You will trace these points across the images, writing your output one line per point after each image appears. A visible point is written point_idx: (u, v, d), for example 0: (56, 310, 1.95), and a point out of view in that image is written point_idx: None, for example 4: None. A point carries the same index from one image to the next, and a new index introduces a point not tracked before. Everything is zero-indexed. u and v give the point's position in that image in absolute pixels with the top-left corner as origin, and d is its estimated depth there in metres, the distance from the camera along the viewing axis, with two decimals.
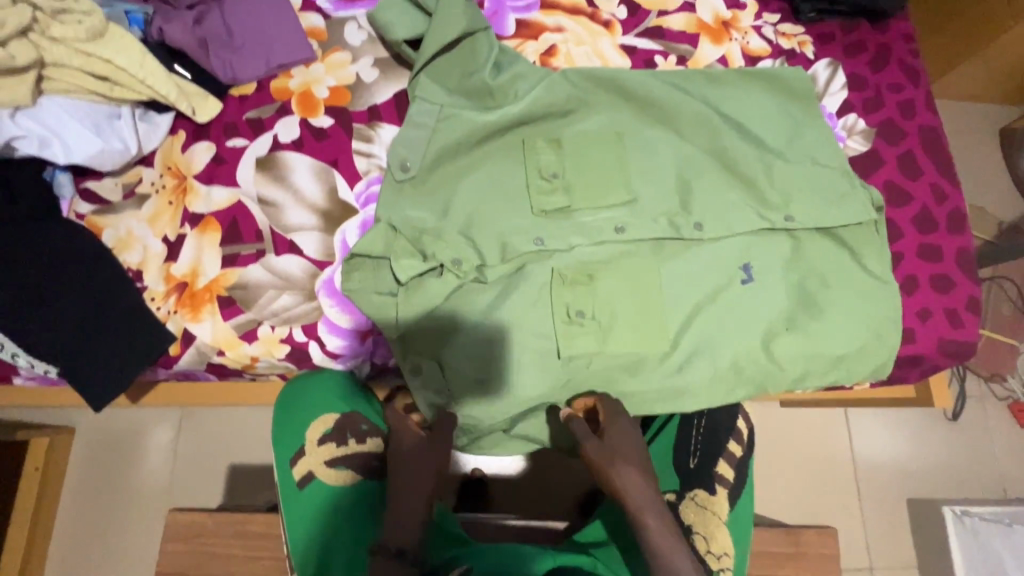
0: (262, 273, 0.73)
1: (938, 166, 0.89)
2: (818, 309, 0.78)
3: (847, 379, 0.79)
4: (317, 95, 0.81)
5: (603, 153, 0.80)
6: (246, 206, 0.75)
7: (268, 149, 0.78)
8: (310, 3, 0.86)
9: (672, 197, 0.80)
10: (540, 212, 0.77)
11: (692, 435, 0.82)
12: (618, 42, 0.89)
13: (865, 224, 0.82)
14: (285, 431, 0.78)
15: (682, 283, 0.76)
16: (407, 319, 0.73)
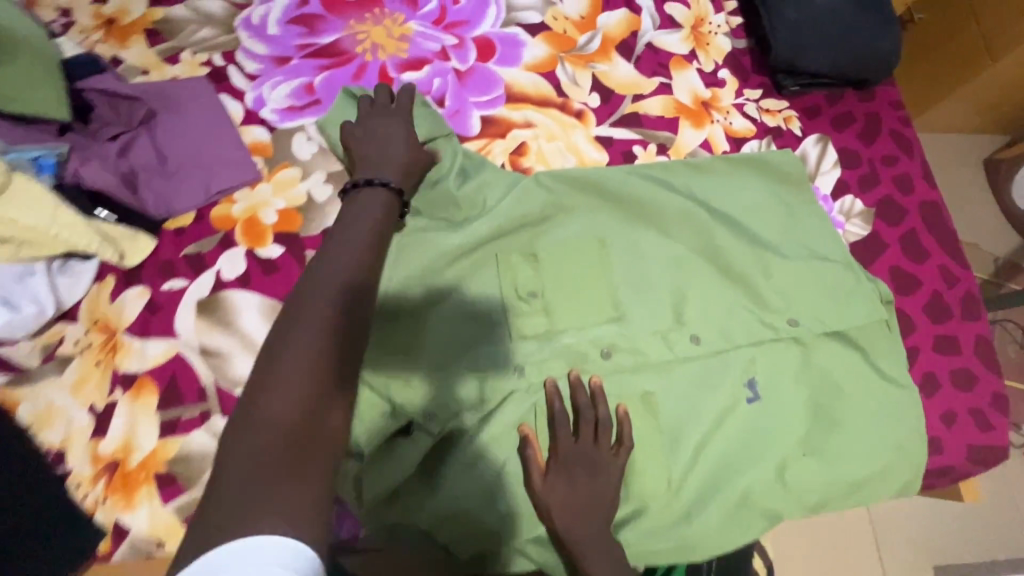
0: (208, 439, 0.64)
1: (943, 245, 0.83)
2: (836, 424, 0.70)
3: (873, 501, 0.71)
4: (263, 220, 0.73)
5: (586, 265, 0.73)
6: (187, 359, 0.66)
7: (210, 290, 0.69)
8: (253, 115, 0.78)
9: (663, 308, 0.73)
10: (519, 337, 0.69)
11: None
12: (592, 134, 0.83)
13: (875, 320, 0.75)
14: None
15: (684, 408, 0.69)
16: (376, 485, 0.64)
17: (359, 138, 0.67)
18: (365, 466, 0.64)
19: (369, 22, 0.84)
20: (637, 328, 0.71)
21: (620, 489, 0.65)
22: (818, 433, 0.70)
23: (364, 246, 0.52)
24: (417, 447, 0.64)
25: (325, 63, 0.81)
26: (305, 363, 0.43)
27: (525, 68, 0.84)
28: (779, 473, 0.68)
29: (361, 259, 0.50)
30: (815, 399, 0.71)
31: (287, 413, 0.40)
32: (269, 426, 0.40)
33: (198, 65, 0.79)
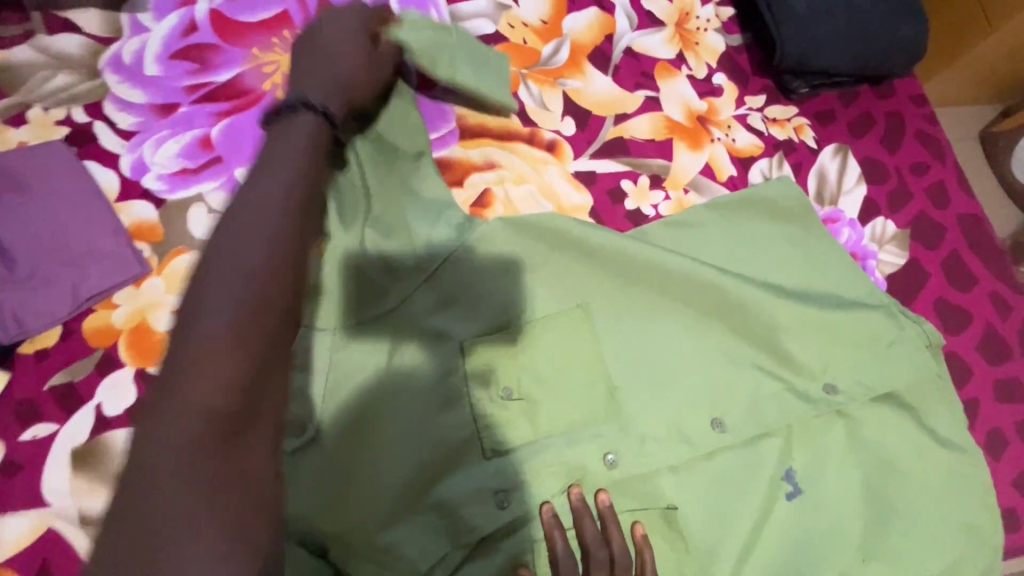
0: None
1: (991, 266, 0.71)
2: (897, 513, 0.58)
3: None
4: (156, 328, 0.56)
5: (572, 348, 0.58)
6: (63, 535, 0.50)
7: (89, 432, 0.52)
8: (133, 185, 0.60)
9: (675, 389, 0.59)
10: (493, 451, 0.54)
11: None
12: (569, 169, 0.67)
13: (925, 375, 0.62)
14: None
15: (715, 518, 0.55)
16: None
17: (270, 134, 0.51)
18: None
19: (278, 49, 0.66)
20: (645, 421, 0.57)
21: None
22: (876, 525, 0.57)
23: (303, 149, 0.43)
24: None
25: (224, 107, 0.63)
26: (262, 224, 0.38)
27: None
28: None
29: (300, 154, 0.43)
30: (867, 485, 0.58)
31: (242, 296, 0.35)
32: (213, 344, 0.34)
33: (54, 124, 0.61)
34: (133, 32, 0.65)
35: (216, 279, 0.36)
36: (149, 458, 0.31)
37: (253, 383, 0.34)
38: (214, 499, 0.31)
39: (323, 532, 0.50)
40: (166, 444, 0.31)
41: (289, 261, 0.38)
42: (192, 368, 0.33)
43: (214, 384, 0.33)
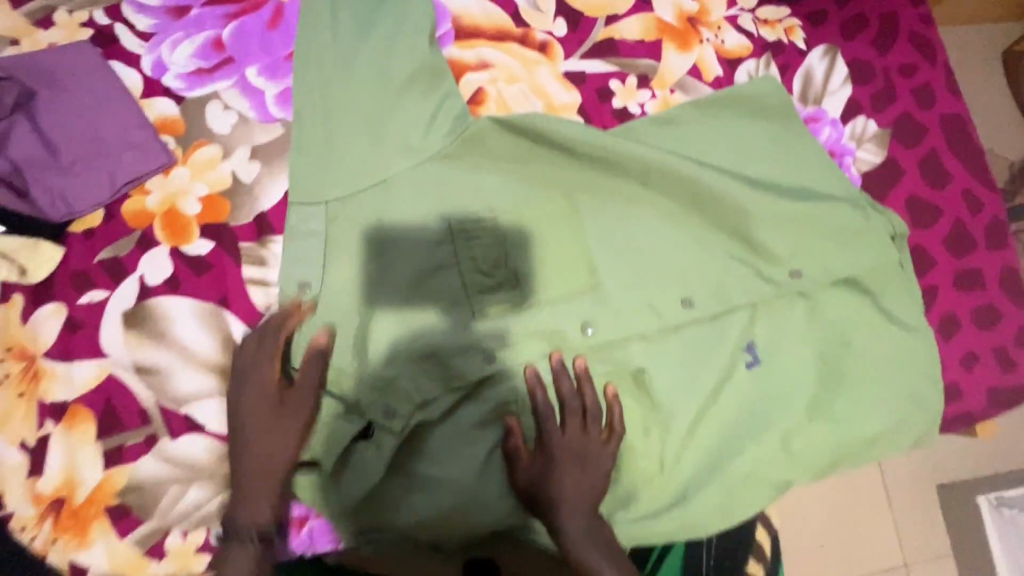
0: (157, 465, 0.58)
1: (968, 166, 0.73)
2: (846, 381, 0.64)
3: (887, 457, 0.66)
4: (186, 212, 0.63)
5: (554, 232, 0.65)
6: (122, 380, 0.59)
7: (136, 299, 0.61)
8: (155, 84, 0.65)
9: (650, 273, 0.64)
10: (482, 315, 0.62)
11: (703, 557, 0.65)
12: (560, 70, 0.70)
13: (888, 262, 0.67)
14: None
15: (680, 380, 0.62)
16: (338, 496, 0.58)
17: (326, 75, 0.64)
18: (330, 481, 0.58)
19: None
20: (619, 296, 0.64)
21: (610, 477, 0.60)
22: (826, 391, 0.64)
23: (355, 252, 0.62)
24: (380, 452, 0.57)
25: (233, 9, 0.67)
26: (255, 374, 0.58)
27: None
28: (788, 441, 0.62)
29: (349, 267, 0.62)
30: (821, 357, 0.65)
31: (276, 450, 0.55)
32: (274, 435, 0.56)
33: (79, 26, 0.66)
34: None
35: (255, 437, 0.55)
36: (236, 515, 0.54)
37: (273, 464, 0.55)
38: (258, 504, 0.55)
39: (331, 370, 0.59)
40: (243, 520, 0.54)
41: (303, 428, 0.56)
42: (251, 451, 0.55)
43: (275, 455, 0.55)
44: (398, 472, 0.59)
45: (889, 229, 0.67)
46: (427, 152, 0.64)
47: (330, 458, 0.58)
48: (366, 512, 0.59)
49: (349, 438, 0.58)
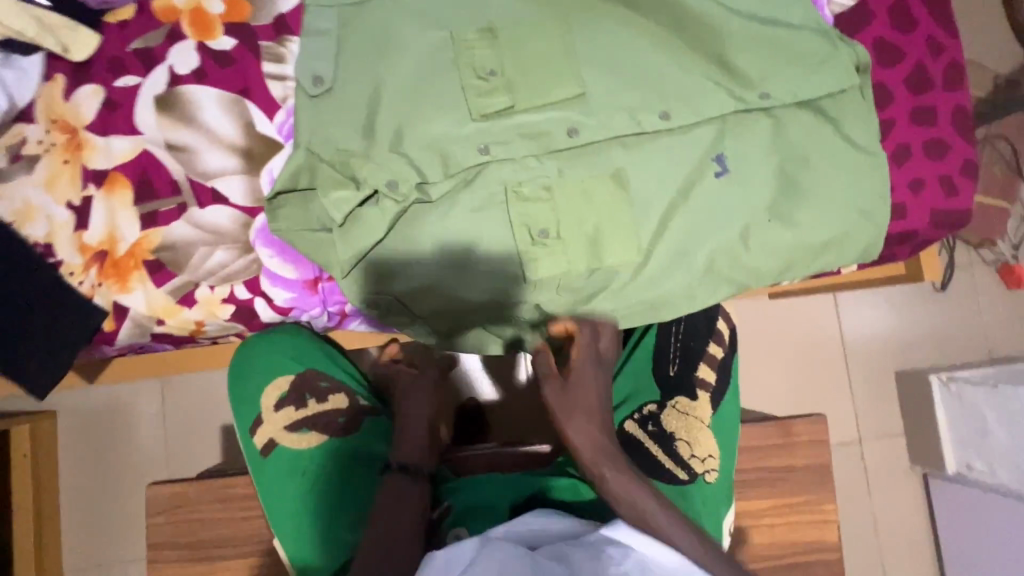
0: (188, 229, 0.65)
1: (935, 14, 0.79)
2: (806, 193, 0.71)
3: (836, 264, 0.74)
4: (209, 11, 0.68)
5: (549, 47, 0.70)
6: (155, 155, 0.66)
7: (166, 85, 0.67)
8: None
9: (632, 88, 0.71)
10: (480, 117, 0.68)
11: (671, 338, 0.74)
12: None
13: (849, 90, 0.73)
14: (240, 399, 0.71)
15: (656, 182, 0.70)
16: (346, 252, 0.64)
17: None
18: (339, 234, 0.64)
19: None
20: (603, 105, 0.70)
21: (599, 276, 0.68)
22: (786, 197, 0.71)
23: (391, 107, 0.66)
24: (381, 212, 0.64)
25: None
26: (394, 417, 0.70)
27: None
28: (753, 240, 0.70)
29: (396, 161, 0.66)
30: (784, 170, 0.72)
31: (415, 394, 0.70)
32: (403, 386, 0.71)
33: None
34: None
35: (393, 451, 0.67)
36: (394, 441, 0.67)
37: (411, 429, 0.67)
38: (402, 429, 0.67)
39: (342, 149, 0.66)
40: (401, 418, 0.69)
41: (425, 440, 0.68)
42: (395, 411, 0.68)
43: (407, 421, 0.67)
44: (401, 239, 0.66)
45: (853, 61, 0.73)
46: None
47: (337, 212, 0.63)
48: (369, 272, 0.66)
49: (356, 202, 0.64)
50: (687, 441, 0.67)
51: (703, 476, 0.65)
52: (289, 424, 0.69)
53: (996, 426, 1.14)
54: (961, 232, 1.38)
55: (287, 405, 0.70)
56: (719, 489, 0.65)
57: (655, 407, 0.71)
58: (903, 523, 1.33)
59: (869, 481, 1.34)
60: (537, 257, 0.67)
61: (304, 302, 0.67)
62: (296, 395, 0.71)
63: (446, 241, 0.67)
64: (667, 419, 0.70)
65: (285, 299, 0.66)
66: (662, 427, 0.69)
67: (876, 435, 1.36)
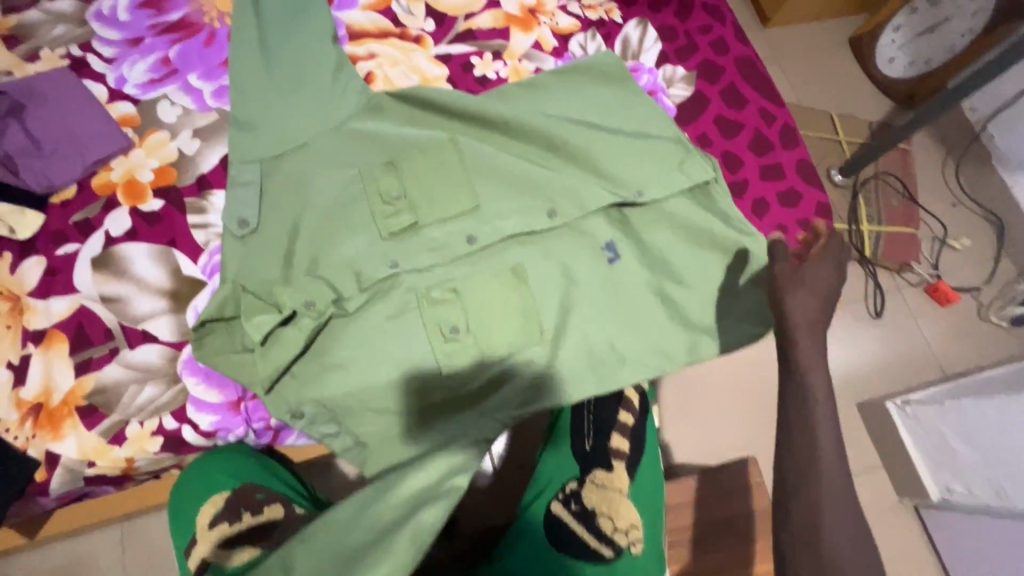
0: (120, 371, 0.71)
1: (761, 91, 0.93)
2: (684, 253, 0.80)
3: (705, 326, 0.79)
4: (141, 180, 0.80)
5: (440, 167, 0.81)
6: (91, 309, 0.73)
7: (102, 247, 0.76)
8: (116, 92, 0.85)
9: (514, 189, 0.82)
10: (387, 235, 0.78)
11: (582, 416, 0.78)
12: (432, 54, 0.91)
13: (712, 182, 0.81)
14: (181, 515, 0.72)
15: (546, 265, 0.79)
16: (262, 373, 0.69)
17: (259, 82, 0.83)
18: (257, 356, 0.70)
19: None
20: (492, 208, 0.80)
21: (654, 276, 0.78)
22: (666, 259, 0.80)
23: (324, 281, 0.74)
24: (298, 329, 0.70)
25: (176, 36, 0.89)
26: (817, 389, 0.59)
27: (362, 9, 0.92)
28: (643, 302, 0.79)
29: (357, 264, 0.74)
30: (662, 239, 0.80)
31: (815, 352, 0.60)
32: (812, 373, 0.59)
33: (58, 59, 0.86)
34: None
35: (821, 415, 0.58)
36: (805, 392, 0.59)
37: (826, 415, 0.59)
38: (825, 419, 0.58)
39: (263, 280, 0.74)
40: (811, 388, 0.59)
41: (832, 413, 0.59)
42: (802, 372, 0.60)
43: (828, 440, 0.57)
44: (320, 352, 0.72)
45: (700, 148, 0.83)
46: (338, 117, 0.83)
47: (258, 333, 0.69)
48: (295, 387, 0.72)
49: (273, 323, 0.70)
50: (608, 515, 0.66)
51: (629, 548, 0.64)
52: (221, 539, 0.68)
53: (957, 442, 1.14)
54: (880, 259, 1.48)
55: (220, 522, 0.70)
56: (645, 560, 0.63)
57: (575, 483, 0.71)
58: (908, 562, 1.27)
59: None
60: (447, 351, 0.74)
61: (228, 423, 0.71)
62: (231, 510, 0.70)
63: (360, 345, 0.73)
64: (586, 494, 0.70)
65: (211, 422, 0.70)
66: (583, 506, 0.69)
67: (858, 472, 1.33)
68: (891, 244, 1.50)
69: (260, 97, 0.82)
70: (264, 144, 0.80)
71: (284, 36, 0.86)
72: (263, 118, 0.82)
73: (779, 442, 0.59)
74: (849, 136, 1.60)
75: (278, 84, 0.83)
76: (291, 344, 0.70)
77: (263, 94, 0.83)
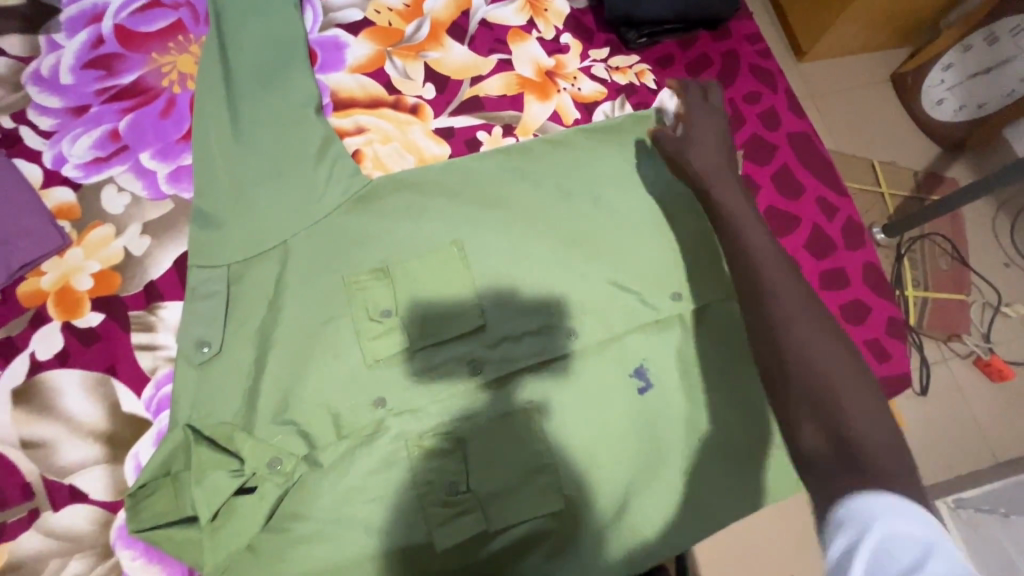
0: (39, 541, 0.58)
1: (819, 175, 0.79)
2: (726, 381, 0.68)
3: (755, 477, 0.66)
4: (78, 287, 0.67)
5: (441, 276, 0.67)
6: (8, 457, 0.60)
7: (25, 376, 0.63)
8: (54, 174, 0.71)
9: (528, 303, 0.68)
10: (374, 364, 0.64)
11: None
12: (431, 127, 0.77)
13: None
14: None
15: (569, 403, 0.65)
16: (213, 557, 0.56)
17: (225, 166, 0.69)
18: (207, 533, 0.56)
19: (174, 52, 0.78)
20: (502, 327, 0.67)
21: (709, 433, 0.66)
22: (711, 394, 0.67)
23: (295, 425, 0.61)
24: (260, 497, 0.58)
25: (129, 104, 0.75)
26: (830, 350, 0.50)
27: (350, 71, 0.78)
28: (684, 448, 0.65)
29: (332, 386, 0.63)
30: (704, 366, 0.67)
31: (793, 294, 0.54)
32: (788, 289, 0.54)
33: None
34: (50, 50, 0.76)
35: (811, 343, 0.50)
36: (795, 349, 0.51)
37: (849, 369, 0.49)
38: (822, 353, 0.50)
39: (220, 421, 0.61)
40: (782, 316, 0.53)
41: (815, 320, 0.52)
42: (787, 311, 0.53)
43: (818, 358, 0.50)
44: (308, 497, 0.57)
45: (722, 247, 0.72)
46: (321, 212, 0.69)
47: (208, 507, 0.56)
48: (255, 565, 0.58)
49: (230, 490, 0.57)
50: None
51: None
52: None
53: None
54: (926, 328, 1.34)
55: None
56: None
57: None
58: None
59: None
60: (445, 516, 0.60)
61: None
62: None
63: (337, 509, 0.59)
64: None
65: None
66: None
67: None
68: (939, 311, 1.35)
69: (226, 185, 0.69)
70: (230, 245, 0.67)
71: (256, 108, 0.72)
72: (228, 212, 0.68)
73: (756, 349, 0.53)
74: (891, 187, 1.45)
75: (248, 169, 0.69)
76: (255, 515, 0.58)
77: (229, 183, 0.69)
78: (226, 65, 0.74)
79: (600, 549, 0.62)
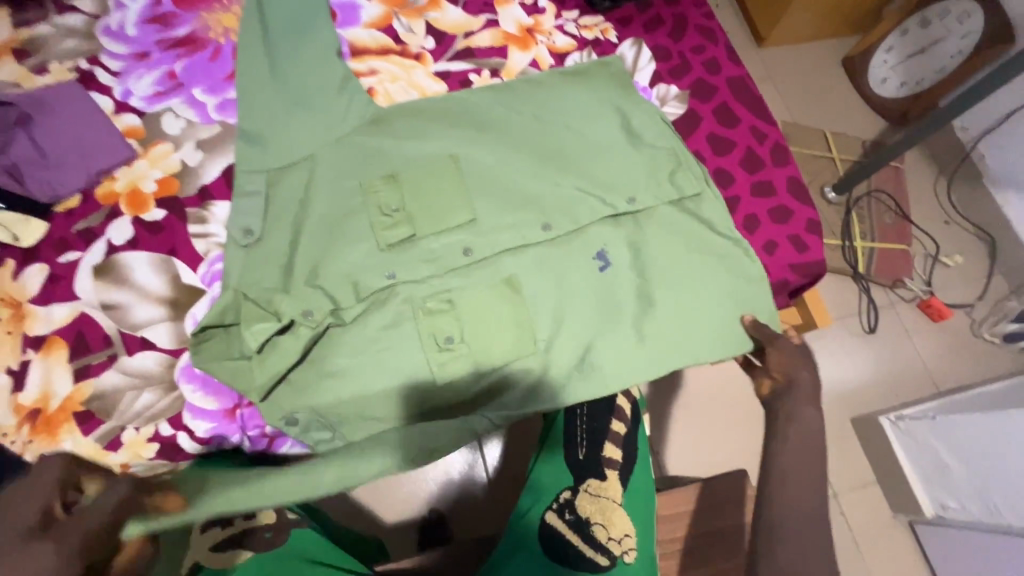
0: (118, 378, 0.72)
1: (752, 110, 0.96)
2: (676, 261, 0.82)
3: (701, 341, 0.79)
4: (144, 190, 0.82)
5: (440, 180, 0.83)
6: (92, 315, 0.75)
7: (103, 256, 0.78)
8: (122, 105, 0.87)
9: (511, 203, 0.84)
10: (386, 247, 0.79)
11: (576, 426, 0.81)
12: (431, 70, 0.93)
13: (704, 194, 0.86)
14: None
15: (545, 280, 0.80)
16: (261, 382, 0.72)
17: (264, 96, 0.85)
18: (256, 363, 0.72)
19: (219, 11, 0.95)
20: (489, 221, 0.82)
21: (689, 323, 0.79)
22: (661, 272, 0.81)
23: (324, 292, 0.76)
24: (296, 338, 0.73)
25: (182, 51, 0.91)
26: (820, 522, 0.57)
27: (364, 27, 0.95)
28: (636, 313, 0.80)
29: (353, 261, 0.78)
30: (654, 250, 0.83)
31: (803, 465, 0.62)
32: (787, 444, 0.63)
33: (66, 71, 0.88)
34: (117, 8, 0.93)
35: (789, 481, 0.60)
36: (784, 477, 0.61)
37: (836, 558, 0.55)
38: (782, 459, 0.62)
39: (264, 287, 0.76)
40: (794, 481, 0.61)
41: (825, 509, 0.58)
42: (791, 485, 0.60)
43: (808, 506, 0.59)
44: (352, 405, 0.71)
45: (673, 161, 0.87)
46: (342, 132, 0.85)
47: (255, 342, 0.71)
48: (295, 395, 0.73)
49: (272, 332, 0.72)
50: (603, 524, 0.71)
51: (623, 557, 0.69)
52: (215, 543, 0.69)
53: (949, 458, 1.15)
54: (873, 274, 1.50)
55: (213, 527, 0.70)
56: (638, 569, 0.69)
57: (569, 492, 0.75)
58: None
59: (858, 541, 1.29)
60: (444, 361, 0.76)
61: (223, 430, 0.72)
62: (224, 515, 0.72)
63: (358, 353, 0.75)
64: (581, 504, 0.73)
65: (206, 429, 0.72)
66: (576, 514, 0.72)
67: (850, 488, 1.33)
68: (884, 260, 1.51)
69: (265, 110, 0.84)
70: (269, 156, 0.82)
71: (289, 52, 0.89)
72: (267, 130, 0.84)
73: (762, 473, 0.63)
74: (841, 153, 1.62)
75: (283, 98, 0.85)
76: (291, 352, 0.73)
77: (268, 108, 0.84)
78: (264, 19, 0.90)
79: (568, 390, 0.77)
